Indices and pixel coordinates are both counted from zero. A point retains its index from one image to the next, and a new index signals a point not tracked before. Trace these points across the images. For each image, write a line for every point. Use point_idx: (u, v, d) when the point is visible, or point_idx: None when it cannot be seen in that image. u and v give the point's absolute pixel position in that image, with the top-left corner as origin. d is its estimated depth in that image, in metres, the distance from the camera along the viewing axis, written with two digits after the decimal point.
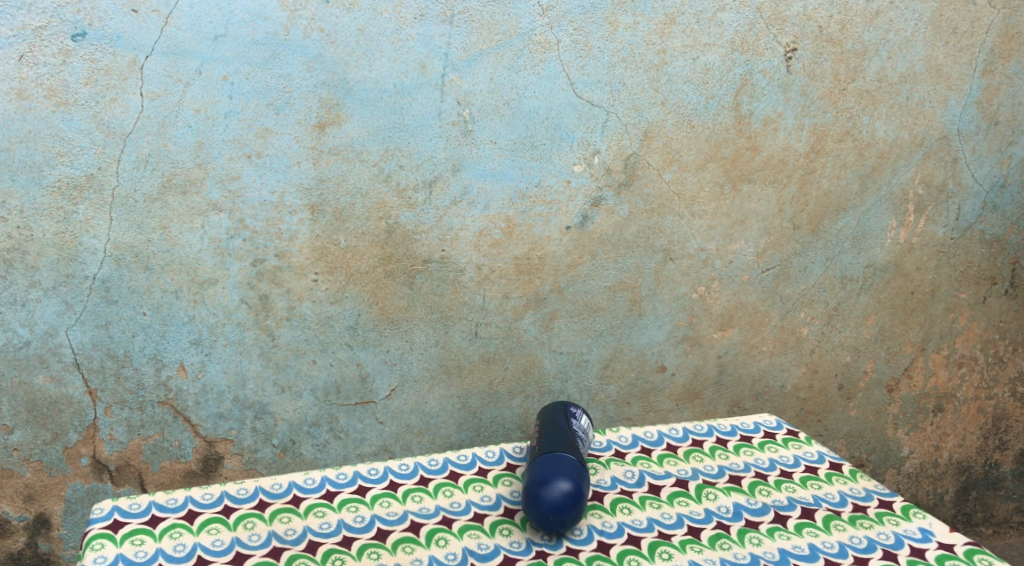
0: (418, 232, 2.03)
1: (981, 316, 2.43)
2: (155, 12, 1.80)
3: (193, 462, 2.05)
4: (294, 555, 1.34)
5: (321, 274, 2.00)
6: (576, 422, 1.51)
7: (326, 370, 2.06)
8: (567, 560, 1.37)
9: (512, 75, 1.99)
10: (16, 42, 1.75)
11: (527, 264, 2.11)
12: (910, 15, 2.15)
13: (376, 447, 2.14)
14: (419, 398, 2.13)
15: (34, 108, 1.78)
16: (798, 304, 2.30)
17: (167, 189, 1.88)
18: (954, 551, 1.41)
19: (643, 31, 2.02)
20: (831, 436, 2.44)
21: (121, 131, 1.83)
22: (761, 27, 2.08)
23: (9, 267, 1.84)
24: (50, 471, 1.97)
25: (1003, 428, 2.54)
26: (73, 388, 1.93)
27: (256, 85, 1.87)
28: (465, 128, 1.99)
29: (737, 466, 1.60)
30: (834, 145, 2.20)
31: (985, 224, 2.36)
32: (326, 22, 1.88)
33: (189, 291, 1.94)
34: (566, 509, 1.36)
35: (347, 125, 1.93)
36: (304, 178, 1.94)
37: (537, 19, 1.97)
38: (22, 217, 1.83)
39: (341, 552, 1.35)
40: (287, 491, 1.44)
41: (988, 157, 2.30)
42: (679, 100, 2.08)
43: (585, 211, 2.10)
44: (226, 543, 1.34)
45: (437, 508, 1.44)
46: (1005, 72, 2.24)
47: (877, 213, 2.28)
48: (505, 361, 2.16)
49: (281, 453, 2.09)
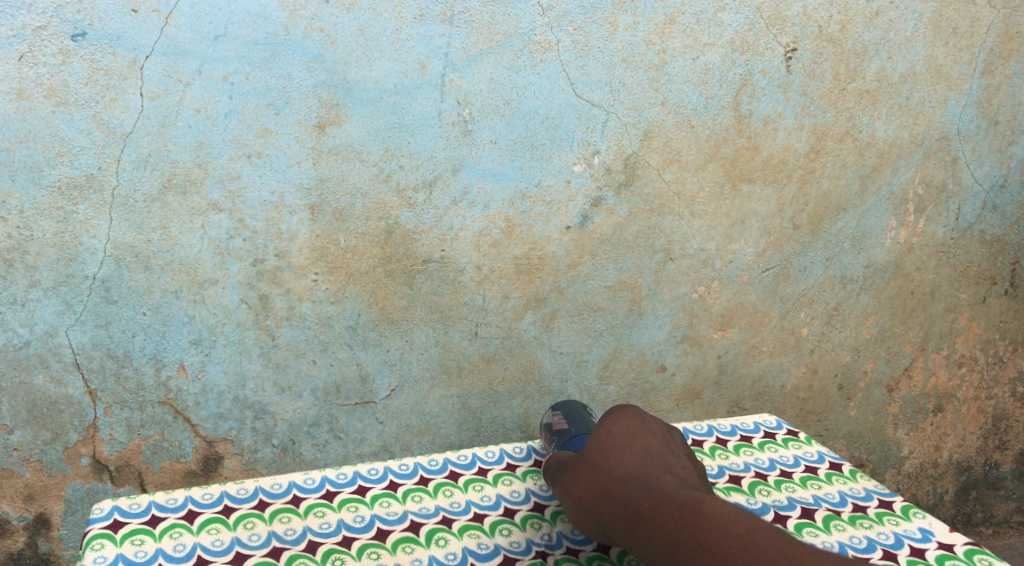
0: (418, 231, 2.03)
1: (982, 315, 2.43)
2: (155, 12, 1.78)
3: (193, 462, 2.05)
4: (294, 555, 1.32)
5: (321, 274, 2.00)
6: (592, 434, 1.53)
7: (326, 370, 2.06)
8: (566, 560, 1.35)
9: (513, 75, 1.98)
10: (16, 42, 1.73)
11: (527, 264, 2.11)
12: (910, 15, 2.14)
13: (376, 447, 2.15)
14: (420, 398, 2.14)
15: (34, 108, 1.77)
16: (798, 304, 2.30)
17: (167, 189, 1.87)
18: (954, 551, 1.41)
19: (643, 31, 2.01)
20: (831, 436, 2.45)
21: (121, 131, 1.82)
22: (761, 27, 2.07)
23: (9, 267, 1.84)
24: (50, 471, 1.98)
25: (1003, 428, 2.55)
26: (73, 388, 1.93)
27: (257, 85, 1.86)
28: (465, 127, 1.99)
29: (737, 466, 1.60)
30: (834, 145, 2.20)
31: (984, 224, 2.36)
32: (326, 22, 1.87)
33: (189, 291, 1.94)
34: None
35: (347, 125, 1.92)
36: (304, 178, 1.93)
37: (537, 19, 1.96)
38: (22, 217, 1.82)
39: (342, 551, 1.33)
40: (287, 491, 1.44)
41: (988, 157, 2.30)
42: (679, 100, 2.08)
43: (585, 211, 2.11)
44: (226, 543, 1.33)
45: (437, 508, 1.43)
46: (1005, 72, 2.24)
47: (877, 213, 2.28)
48: (505, 361, 2.17)
49: (281, 452, 2.10)
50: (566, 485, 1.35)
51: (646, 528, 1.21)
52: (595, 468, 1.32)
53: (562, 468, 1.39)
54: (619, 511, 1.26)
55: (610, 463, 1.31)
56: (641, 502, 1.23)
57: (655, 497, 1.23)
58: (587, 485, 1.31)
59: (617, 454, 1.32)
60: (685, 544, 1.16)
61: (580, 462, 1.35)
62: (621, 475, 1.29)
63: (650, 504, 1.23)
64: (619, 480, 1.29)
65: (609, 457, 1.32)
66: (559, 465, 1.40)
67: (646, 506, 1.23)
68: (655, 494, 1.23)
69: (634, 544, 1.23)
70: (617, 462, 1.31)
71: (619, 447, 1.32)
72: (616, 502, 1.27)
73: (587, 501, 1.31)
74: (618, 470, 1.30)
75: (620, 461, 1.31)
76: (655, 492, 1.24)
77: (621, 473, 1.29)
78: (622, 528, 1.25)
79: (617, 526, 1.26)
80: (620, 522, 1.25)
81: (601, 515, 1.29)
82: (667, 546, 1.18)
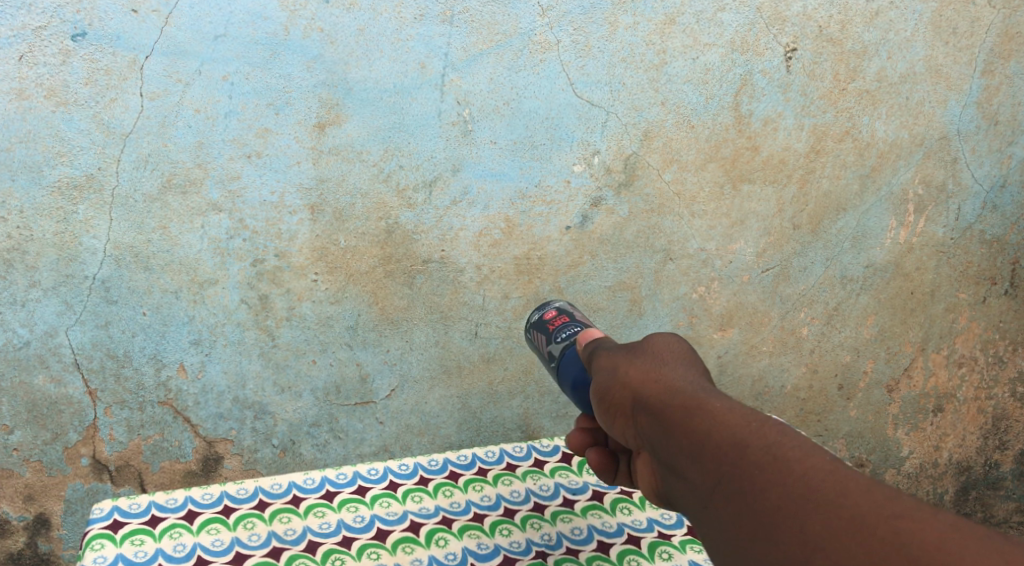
0: (418, 232, 2.03)
1: (982, 316, 2.43)
2: (155, 12, 1.78)
3: (193, 462, 2.06)
4: (294, 555, 1.25)
5: (321, 274, 2.00)
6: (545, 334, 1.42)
7: (326, 370, 2.07)
8: (566, 560, 1.29)
9: (513, 75, 1.98)
10: (16, 42, 1.73)
11: (527, 264, 2.12)
12: (910, 15, 2.14)
13: (376, 447, 2.16)
14: (420, 398, 2.15)
15: (34, 108, 1.77)
16: (798, 304, 2.30)
17: (167, 189, 1.87)
18: None
19: (643, 31, 2.01)
20: (831, 435, 2.46)
21: (121, 131, 1.82)
22: (761, 27, 2.07)
23: (9, 267, 1.84)
24: (50, 471, 1.98)
25: (1003, 428, 2.54)
26: (73, 388, 1.93)
27: (257, 85, 1.86)
28: (465, 128, 1.99)
29: None
30: (834, 145, 2.20)
31: (985, 224, 2.36)
32: (326, 22, 1.86)
33: (189, 291, 1.94)
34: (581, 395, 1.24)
35: (347, 125, 1.92)
36: (304, 178, 1.93)
37: (537, 19, 1.96)
38: (22, 217, 1.82)
39: (341, 551, 1.25)
40: (287, 491, 1.33)
41: (988, 157, 2.30)
42: (679, 100, 2.08)
43: (585, 211, 2.11)
44: (226, 543, 1.26)
45: (437, 508, 1.33)
46: (1005, 72, 2.24)
47: (877, 213, 2.28)
48: (505, 361, 2.17)
49: (281, 452, 2.10)
50: (605, 362, 1.09)
51: (699, 431, 0.93)
52: (652, 359, 1.05)
53: (603, 348, 1.13)
54: (665, 406, 0.98)
55: (669, 360, 1.04)
56: (702, 398, 0.96)
57: (723, 404, 0.95)
58: (635, 370, 1.04)
59: (681, 358, 1.05)
60: (753, 460, 0.89)
61: (633, 348, 1.08)
62: (681, 378, 1.01)
63: (716, 413, 0.94)
64: (673, 378, 1.01)
65: (673, 358, 1.05)
66: (601, 348, 1.14)
67: (710, 413, 0.94)
68: (724, 402, 0.95)
69: (669, 446, 0.96)
70: (678, 365, 1.04)
71: (683, 357, 1.04)
72: (662, 406, 0.98)
73: (624, 382, 1.04)
74: (675, 374, 1.01)
75: (673, 370, 1.02)
76: (724, 400, 0.96)
77: (672, 380, 1.01)
78: (664, 431, 0.97)
79: (657, 430, 0.98)
80: (659, 418, 0.98)
81: (633, 403, 1.02)
82: (726, 457, 0.90)
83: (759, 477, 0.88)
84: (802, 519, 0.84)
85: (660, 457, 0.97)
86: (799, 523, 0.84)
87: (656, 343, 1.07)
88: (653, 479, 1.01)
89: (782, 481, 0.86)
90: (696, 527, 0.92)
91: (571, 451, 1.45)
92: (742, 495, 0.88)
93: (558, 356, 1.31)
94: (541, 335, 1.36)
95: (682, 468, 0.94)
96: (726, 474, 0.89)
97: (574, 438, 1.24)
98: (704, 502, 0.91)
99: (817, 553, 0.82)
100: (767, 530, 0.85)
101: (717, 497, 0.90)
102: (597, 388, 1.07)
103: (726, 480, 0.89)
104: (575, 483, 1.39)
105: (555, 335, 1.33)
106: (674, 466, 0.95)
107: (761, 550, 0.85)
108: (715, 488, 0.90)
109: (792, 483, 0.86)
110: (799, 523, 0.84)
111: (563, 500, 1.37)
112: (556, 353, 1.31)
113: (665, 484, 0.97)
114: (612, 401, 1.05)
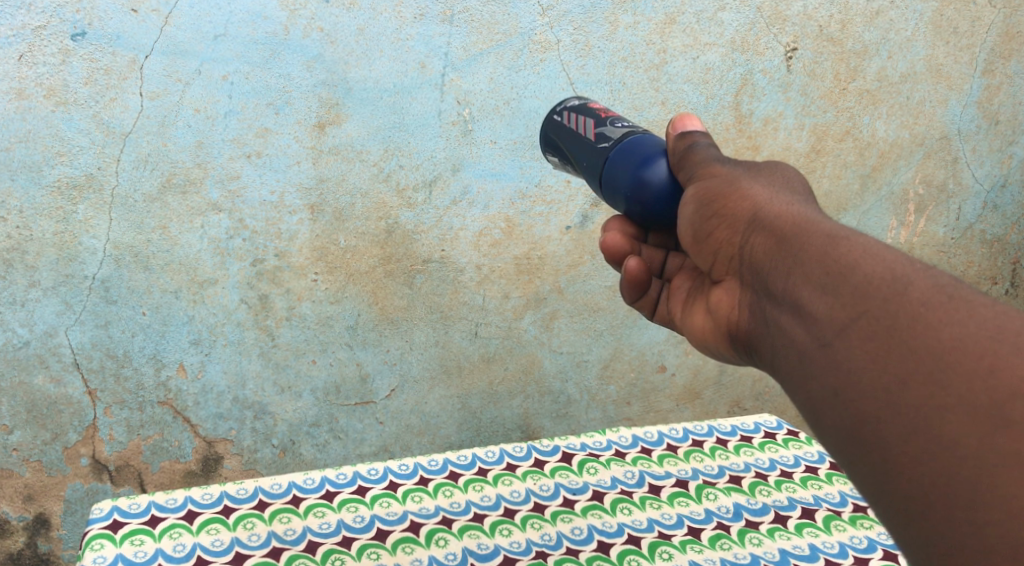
0: (418, 232, 2.03)
1: None
2: (155, 12, 1.76)
3: (193, 462, 2.06)
4: (295, 555, 1.22)
5: (321, 274, 2.00)
6: (566, 111, 1.17)
7: (326, 369, 2.07)
8: (567, 560, 1.25)
9: (512, 75, 1.97)
10: (15, 42, 1.71)
11: (527, 264, 2.13)
12: (910, 15, 2.13)
13: (376, 447, 2.17)
14: (420, 398, 2.16)
15: (33, 108, 1.75)
16: None
17: (167, 189, 1.86)
18: None
19: (643, 31, 2.00)
20: None
21: (121, 130, 1.81)
22: (761, 26, 2.06)
23: (8, 267, 1.83)
24: (50, 471, 1.98)
25: None
26: (73, 388, 1.93)
27: (256, 85, 1.85)
28: (465, 127, 1.98)
29: (736, 466, 1.45)
30: (834, 145, 2.21)
31: (985, 224, 2.40)
32: (326, 22, 1.85)
33: (189, 291, 1.94)
34: (645, 203, 1.03)
35: (347, 125, 1.92)
36: (304, 178, 1.93)
37: (537, 19, 1.95)
38: (21, 217, 1.80)
39: (342, 551, 1.23)
40: (287, 491, 1.32)
41: (988, 156, 2.32)
42: (679, 100, 2.08)
43: (585, 211, 2.12)
44: (226, 543, 1.23)
45: (437, 508, 1.31)
46: (1005, 72, 2.25)
47: (877, 213, 2.30)
48: (505, 361, 2.19)
49: (281, 452, 2.11)
50: (717, 175, 0.96)
51: (842, 259, 0.80)
52: (778, 187, 0.93)
53: (709, 153, 0.99)
54: (796, 233, 0.85)
55: (798, 193, 0.92)
56: (845, 229, 0.83)
57: (871, 239, 0.82)
58: (762, 192, 0.91)
59: (810, 193, 0.93)
60: (917, 296, 0.75)
61: (752, 167, 0.95)
62: (814, 209, 0.88)
63: (868, 241, 0.81)
64: (803, 210, 0.88)
65: (801, 191, 0.92)
66: (703, 151, 0.99)
67: (863, 239, 0.81)
68: (875, 238, 0.82)
69: (796, 274, 0.82)
70: (806, 198, 0.91)
71: (809, 196, 0.92)
72: (796, 230, 0.85)
73: (742, 201, 0.91)
74: (806, 209, 0.88)
75: (801, 204, 0.89)
76: (873, 238, 0.83)
77: (803, 210, 0.88)
78: (797, 254, 0.83)
79: (785, 254, 0.84)
80: (788, 246, 0.85)
81: (753, 226, 0.89)
82: (879, 290, 0.77)
83: (925, 314, 0.74)
84: (991, 362, 0.71)
85: (775, 288, 0.84)
86: (986, 364, 0.71)
87: (777, 176, 0.94)
88: (755, 314, 0.88)
89: (961, 322, 0.73)
90: (810, 365, 0.79)
91: (571, 452, 1.44)
92: (896, 331, 0.75)
93: (617, 141, 1.07)
94: (586, 120, 1.12)
95: (805, 298, 0.81)
96: (884, 299, 0.76)
97: (613, 239, 1.14)
98: (831, 335, 0.78)
99: (1006, 399, 0.69)
100: (932, 373, 0.72)
101: (854, 332, 0.76)
102: (700, 207, 0.95)
103: (874, 315, 0.76)
104: (575, 484, 1.37)
105: (610, 120, 1.10)
106: (801, 291, 0.81)
107: (916, 392, 0.72)
108: (856, 321, 0.77)
109: (980, 320, 0.73)
110: (986, 366, 0.71)
111: (563, 501, 1.34)
112: (614, 136, 1.08)
113: (772, 317, 0.84)
114: (721, 218, 0.93)
